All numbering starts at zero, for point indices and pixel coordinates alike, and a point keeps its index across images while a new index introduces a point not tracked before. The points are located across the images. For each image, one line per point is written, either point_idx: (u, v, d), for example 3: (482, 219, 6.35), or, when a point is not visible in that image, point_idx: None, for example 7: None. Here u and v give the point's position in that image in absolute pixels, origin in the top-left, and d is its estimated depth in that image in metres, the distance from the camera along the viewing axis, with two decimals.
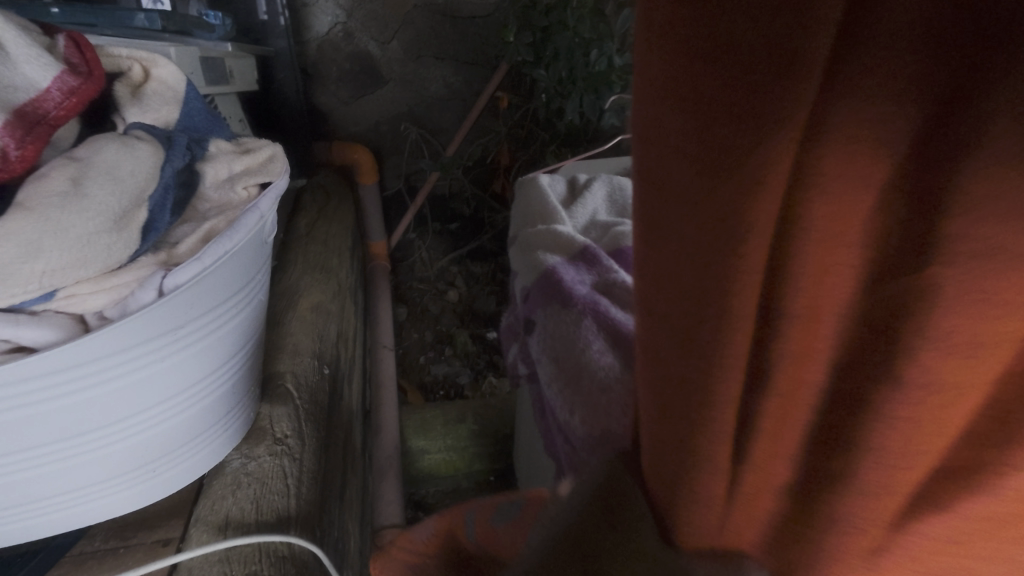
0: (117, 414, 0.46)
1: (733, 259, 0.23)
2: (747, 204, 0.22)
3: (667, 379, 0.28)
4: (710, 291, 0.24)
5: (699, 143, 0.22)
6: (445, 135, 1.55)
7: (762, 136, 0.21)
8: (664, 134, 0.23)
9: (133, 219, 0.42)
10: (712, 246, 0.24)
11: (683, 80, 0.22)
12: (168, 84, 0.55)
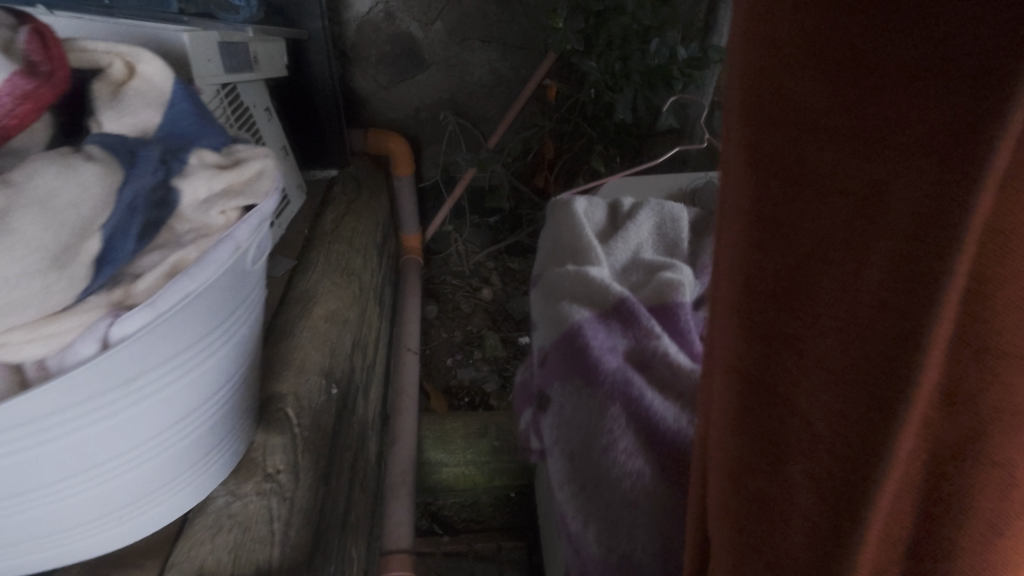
0: (71, 467, 0.41)
1: (856, 264, 0.25)
2: (858, 208, 0.24)
3: (771, 394, 0.30)
4: (828, 296, 0.26)
5: (801, 170, 0.26)
6: (488, 125, 1.45)
7: (865, 145, 0.24)
8: (773, 172, 0.28)
9: (77, 255, 0.36)
10: (830, 259, 0.26)
11: (778, 128, 0.27)
12: (153, 84, 0.48)
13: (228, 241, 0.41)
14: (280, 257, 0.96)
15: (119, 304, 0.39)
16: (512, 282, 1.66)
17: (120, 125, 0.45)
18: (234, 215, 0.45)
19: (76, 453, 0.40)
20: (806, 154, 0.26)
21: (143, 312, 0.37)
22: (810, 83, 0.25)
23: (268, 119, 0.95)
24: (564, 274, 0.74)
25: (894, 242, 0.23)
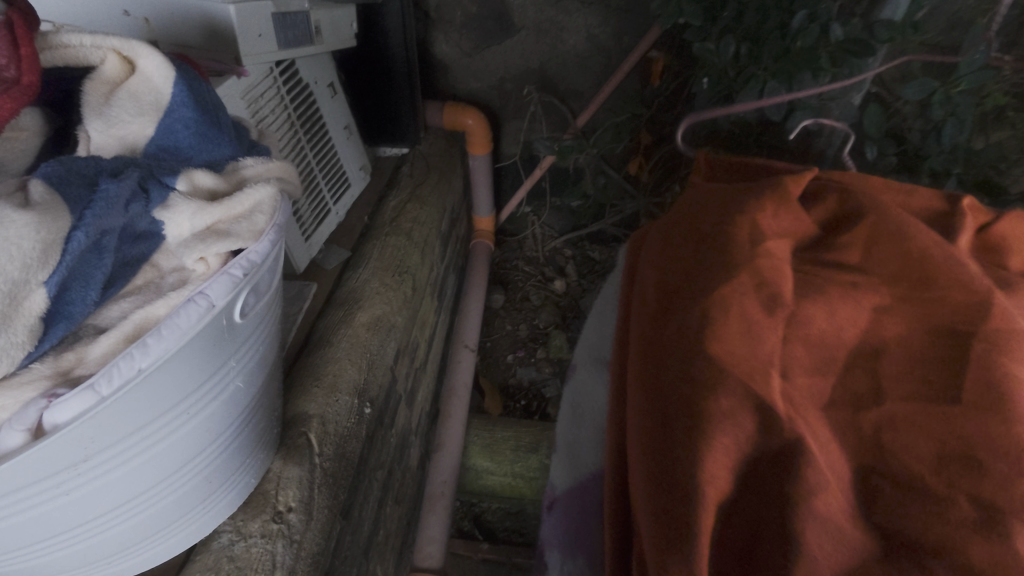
0: (28, 538, 0.36)
1: (684, 360, 0.51)
2: (676, 314, 0.55)
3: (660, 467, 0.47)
4: (675, 391, 0.50)
5: (659, 286, 0.61)
6: (579, 101, 1.28)
7: (681, 277, 0.59)
8: (660, 306, 0.59)
9: (13, 319, 0.29)
10: (669, 352, 0.53)
11: (661, 272, 0.62)
12: (153, 84, 0.40)
13: (198, 301, 0.34)
14: (335, 246, 0.90)
15: (68, 374, 0.32)
16: (588, 275, 1.54)
17: (106, 139, 0.39)
18: (220, 260, 0.37)
19: (28, 528, 0.35)
20: (666, 286, 0.60)
21: (81, 395, 0.30)
22: (663, 250, 0.66)
23: (331, 95, 0.88)
24: (585, 378, 0.75)
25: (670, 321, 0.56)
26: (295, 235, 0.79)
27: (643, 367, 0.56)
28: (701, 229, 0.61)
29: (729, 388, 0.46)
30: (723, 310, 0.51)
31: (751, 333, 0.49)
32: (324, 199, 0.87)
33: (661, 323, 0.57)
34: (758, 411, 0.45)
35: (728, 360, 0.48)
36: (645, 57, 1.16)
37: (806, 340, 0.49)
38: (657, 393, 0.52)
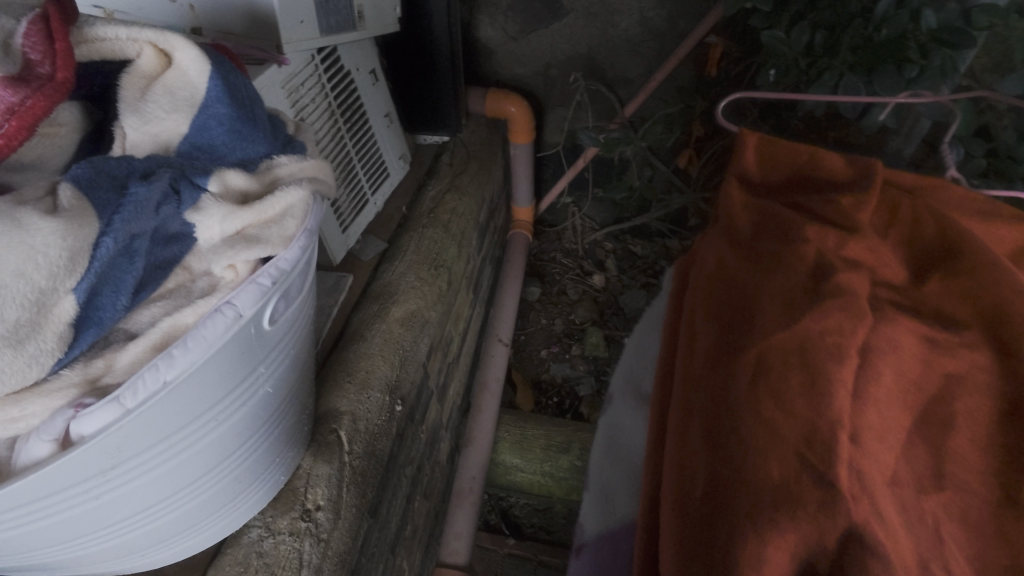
0: (60, 538, 0.37)
1: (737, 411, 0.52)
2: (732, 363, 0.56)
3: (704, 524, 0.48)
4: (727, 443, 0.51)
5: (716, 327, 0.62)
6: (628, 88, 1.22)
7: (739, 325, 0.60)
8: (715, 350, 0.59)
9: (43, 326, 0.29)
10: (722, 402, 0.55)
11: (717, 312, 0.63)
12: (188, 78, 0.39)
13: (226, 311, 0.32)
14: (372, 236, 0.89)
15: (97, 382, 0.32)
16: (629, 270, 1.50)
17: (139, 137, 0.37)
18: (250, 267, 0.35)
19: (65, 528, 0.36)
20: (723, 330, 0.60)
21: (109, 408, 0.29)
22: (721, 284, 0.65)
23: (373, 82, 0.86)
24: (620, 408, 0.74)
25: (726, 369, 0.57)
26: (333, 226, 0.79)
27: (694, 409, 0.57)
28: (761, 275, 0.63)
29: (782, 458, 0.45)
30: (783, 374, 0.50)
31: (813, 401, 0.47)
32: (363, 189, 0.86)
33: (716, 369, 0.58)
34: (811, 477, 0.44)
35: (783, 428, 0.47)
36: (702, 42, 1.09)
37: (876, 403, 0.47)
38: (707, 443, 0.53)
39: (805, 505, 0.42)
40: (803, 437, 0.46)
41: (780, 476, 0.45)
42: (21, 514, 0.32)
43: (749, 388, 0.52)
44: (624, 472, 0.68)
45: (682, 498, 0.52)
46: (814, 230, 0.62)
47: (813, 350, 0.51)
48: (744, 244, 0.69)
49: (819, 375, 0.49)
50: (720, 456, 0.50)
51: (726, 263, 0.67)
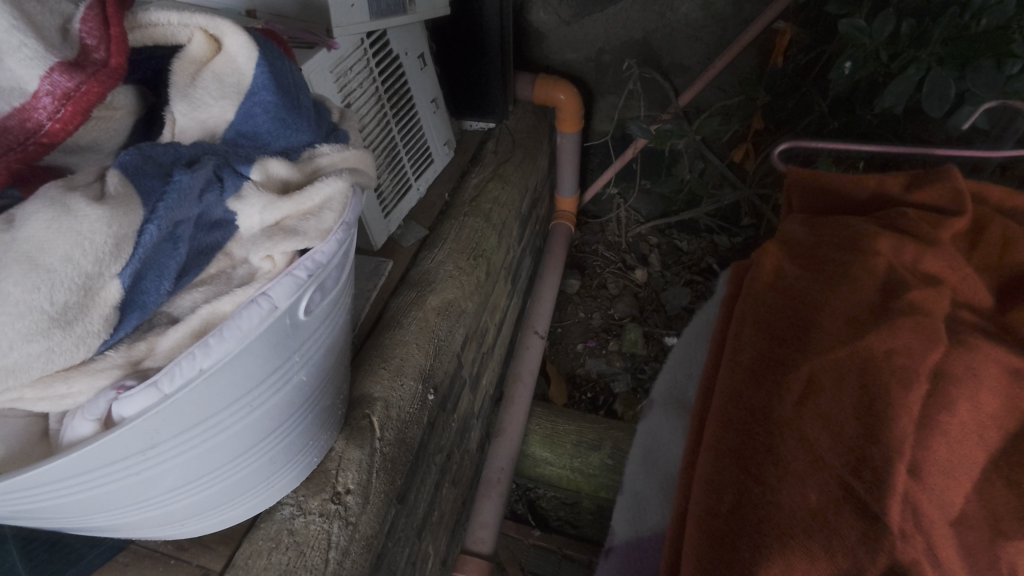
0: (102, 508, 0.38)
1: (786, 428, 0.52)
2: (785, 374, 0.55)
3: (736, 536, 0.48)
4: (770, 459, 0.51)
5: (769, 333, 0.60)
6: (684, 76, 1.17)
7: (796, 336, 0.58)
8: (764, 358, 0.58)
9: (89, 308, 0.30)
10: (768, 414, 0.54)
11: (770, 318, 0.61)
12: (235, 66, 0.39)
13: (260, 303, 0.32)
14: (414, 222, 0.89)
15: (139, 365, 0.33)
16: (673, 266, 1.45)
17: (187, 122, 0.38)
18: (288, 258, 0.35)
19: (101, 501, 0.37)
20: (775, 339, 0.59)
21: (146, 393, 0.30)
22: (778, 288, 0.63)
23: (421, 67, 0.85)
24: (658, 419, 0.71)
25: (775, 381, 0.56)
26: (375, 211, 0.79)
27: (736, 415, 0.56)
28: (824, 286, 0.60)
29: (827, 485, 0.47)
30: (836, 399, 0.51)
31: (866, 430, 0.48)
32: (406, 174, 0.86)
33: (764, 378, 0.57)
34: (856, 510, 0.45)
35: (832, 457, 0.48)
36: (769, 28, 1.02)
37: (949, 433, 0.49)
38: (747, 453, 0.53)
39: (842, 537, 0.44)
40: (855, 465, 0.47)
41: (824, 505, 0.46)
42: (55, 489, 0.33)
43: (795, 412, 0.52)
44: (657, 484, 0.65)
45: (705, 513, 0.51)
46: (884, 248, 0.61)
47: (873, 376, 0.51)
48: (807, 248, 0.66)
49: (879, 401, 0.49)
50: (761, 470, 0.51)
51: (784, 269, 0.65)
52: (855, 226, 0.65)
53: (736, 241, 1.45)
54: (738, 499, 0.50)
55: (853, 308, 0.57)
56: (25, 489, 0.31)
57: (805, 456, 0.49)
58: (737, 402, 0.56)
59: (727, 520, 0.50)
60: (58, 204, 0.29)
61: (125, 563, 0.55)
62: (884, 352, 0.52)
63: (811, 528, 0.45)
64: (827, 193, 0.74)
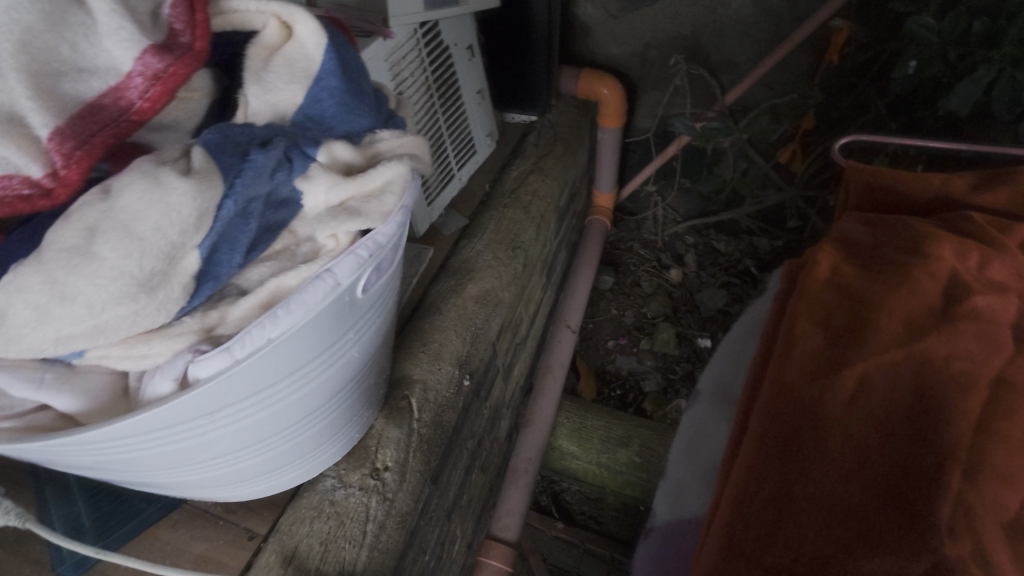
0: (164, 466, 0.41)
1: (836, 426, 0.51)
2: (837, 370, 0.54)
3: (779, 531, 0.48)
4: (818, 455, 0.50)
5: (821, 328, 0.58)
6: (732, 74, 1.15)
7: (850, 334, 0.57)
8: (816, 353, 0.57)
9: (171, 276, 0.32)
10: (818, 410, 0.52)
11: (822, 314, 0.59)
12: (306, 51, 0.40)
13: (325, 279, 0.34)
14: (455, 211, 0.91)
15: (211, 331, 0.35)
16: (709, 267, 1.43)
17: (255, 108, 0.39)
18: (350, 238, 0.37)
19: (176, 456, 0.40)
20: (827, 335, 0.58)
21: (219, 356, 0.32)
22: (832, 284, 0.61)
23: (470, 58, 0.86)
24: (703, 410, 0.72)
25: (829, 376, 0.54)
26: (419, 199, 0.81)
27: (785, 409, 0.54)
28: (882, 284, 0.59)
29: (874, 486, 0.47)
30: (888, 402, 0.51)
31: (920, 435, 0.49)
32: (450, 164, 0.88)
33: (816, 372, 0.55)
34: (906, 513, 0.45)
35: (881, 459, 0.48)
36: (824, 25, 1.00)
37: (1010, 440, 0.47)
38: (793, 449, 0.51)
39: (889, 539, 0.44)
40: (905, 469, 0.47)
41: (871, 506, 0.46)
42: (142, 441, 0.35)
43: (846, 411, 0.52)
44: (701, 469, 0.65)
45: (740, 498, 0.51)
46: (945, 251, 0.59)
47: (930, 381, 0.51)
48: (864, 247, 0.65)
49: (936, 407, 0.49)
50: (807, 467, 0.50)
51: (839, 265, 0.63)
52: (914, 228, 0.63)
53: (776, 244, 1.42)
54: (782, 494, 0.49)
55: (914, 308, 0.56)
56: (117, 439, 0.34)
57: (853, 457, 0.49)
58: (785, 397, 0.55)
59: (769, 516, 0.49)
60: (149, 178, 0.31)
61: (178, 521, 0.58)
62: (942, 357, 0.52)
63: (855, 527, 0.46)
64: (889, 190, 0.72)
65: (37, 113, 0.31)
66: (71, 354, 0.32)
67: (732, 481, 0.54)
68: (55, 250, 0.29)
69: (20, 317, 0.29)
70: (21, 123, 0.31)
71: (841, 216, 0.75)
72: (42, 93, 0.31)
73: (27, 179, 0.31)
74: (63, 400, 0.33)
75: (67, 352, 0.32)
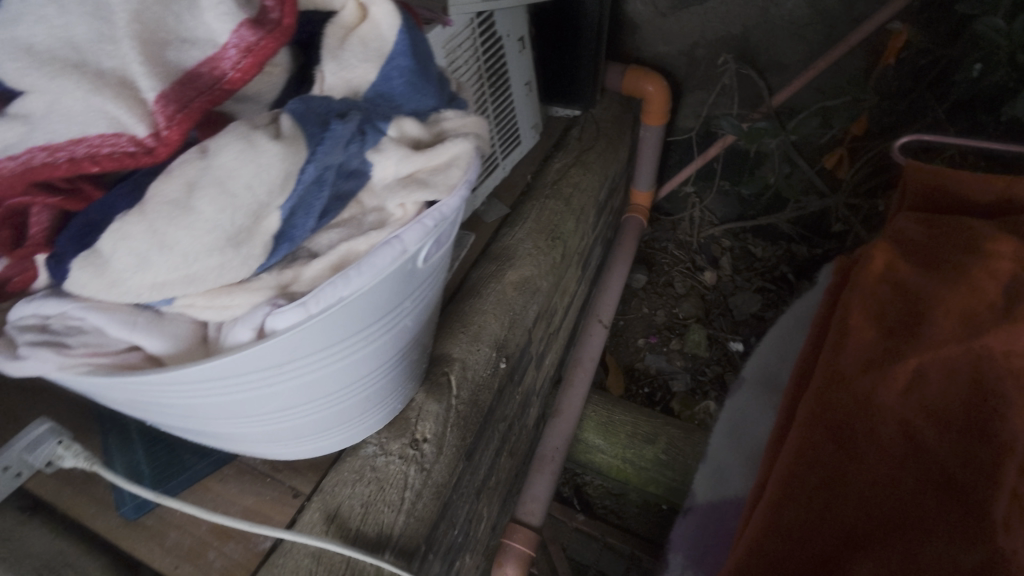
0: (232, 414, 0.44)
1: (891, 418, 0.57)
2: (893, 366, 0.59)
3: (831, 508, 0.54)
4: (872, 443, 0.56)
5: (877, 326, 0.64)
6: (781, 75, 1.14)
7: (906, 332, 0.62)
8: (871, 349, 0.62)
9: (255, 234, 0.34)
10: (872, 403, 0.58)
11: (879, 313, 0.65)
12: (380, 33, 0.43)
13: (394, 245, 0.36)
14: (496, 200, 0.93)
15: (284, 288, 0.37)
16: (745, 271, 1.42)
17: (331, 84, 0.41)
18: (415, 208, 0.39)
19: (241, 405, 0.43)
20: (884, 333, 0.63)
21: (295, 310, 0.34)
22: (889, 285, 0.66)
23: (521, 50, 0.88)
24: (749, 396, 0.80)
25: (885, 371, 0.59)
26: None
27: (839, 399, 0.60)
28: (941, 286, 0.63)
29: (928, 474, 0.53)
30: (943, 398, 0.57)
31: (974, 429, 0.54)
32: (495, 154, 0.89)
33: (871, 366, 0.61)
34: (958, 498, 0.51)
35: (936, 449, 0.54)
36: (881, 28, 0.97)
37: None
38: (846, 435, 0.57)
39: (942, 520, 0.50)
40: (959, 458, 0.53)
41: (925, 491, 0.52)
42: (216, 387, 0.38)
43: (902, 404, 0.57)
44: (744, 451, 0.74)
45: (794, 478, 0.57)
46: (1008, 253, 0.63)
47: (987, 380, 0.56)
48: (924, 247, 0.68)
49: (991, 404, 0.55)
50: (861, 453, 0.56)
51: (899, 266, 0.67)
52: (974, 227, 0.67)
53: (816, 253, 1.38)
54: (835, 475, 0.56)
55: (973, 309, 0.60)
56: (196, 383, 0.36)
57: (906, 446, 0.55)
58: (839, 388, 0.61)
59: (822, 494, 0.55)
60: (243, 141, 0.33)
61: (228, 475, 0.61)
62: (1000, 358, 0.57)
63: (909, 507, 0.52)
64: (947, 188, 0.73)
65: (145, 78, 0.34)
66: (161, 300, 0.35)
67: (782, 463, 0.59)
68: (157, 203, 0.32)
69: (124, 261, 0.33)
70: (131, 87, 0.34)
71: (894, 213, 0.77)
72: (150, 60, 0.34)
73: (133, 138, 0.34)
74: (152, 342, 0.36)
75: (158, 299, 0.35)
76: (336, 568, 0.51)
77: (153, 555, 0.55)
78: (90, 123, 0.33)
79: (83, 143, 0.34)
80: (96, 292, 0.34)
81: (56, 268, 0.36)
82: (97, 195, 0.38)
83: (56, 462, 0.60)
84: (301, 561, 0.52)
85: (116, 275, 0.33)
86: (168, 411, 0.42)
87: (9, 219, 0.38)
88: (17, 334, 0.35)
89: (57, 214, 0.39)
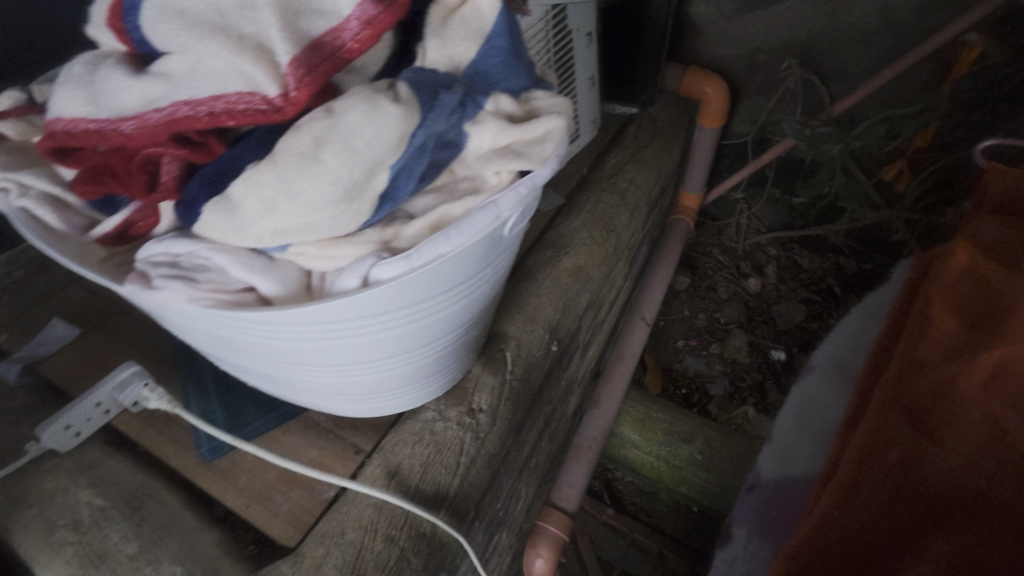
0: (320, 361, 0.47)
1: (975, 407, 0.54)
2: (978, 354, 0.57)
3: (906, 494, 0.51)
4: (951, 429, 0.54)
5: (962, 318, 0.61)
6: (843, 84, 1.13)
7: (996, 324, 0.59)
8: (952, 338, 0.60)
9: (366, 190, 0.37)
10: (952, 391, 0.56)
11: (963, 306, 0.62)
12: (480, 13, 0.45)
13: (490, 209, 0.38)
14: (552, 191, 0.95)
15: (386, 244, 0.40)
16: (790, 280, 1.40)
17: (433, 59, 0.44)
18: (509, 178, 0.41)
19: (329, 353, 0.46)
20: (972, 325, 0.61)
21: (399, 262, 0.37)
22: (971, 279, 0.65)
23: (588, 45, 0.90)
24: (818, 381, 0.80)
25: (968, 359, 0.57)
26: None
27: (915, 385, 0.58)
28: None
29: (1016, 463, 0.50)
30: None
31: None
32: None
33: (953, 355, 0.58)
34: None
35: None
36: (955, 40, 0.96)
37: None
38: (923, 422, 0.55)
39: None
40: None
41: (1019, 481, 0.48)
42: (314, 331, 0.41)
43: (985, 393, 0.55)
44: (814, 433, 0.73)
45: (865, 460, 0.54)
46: None
47: None
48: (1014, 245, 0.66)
49: None
50: (940, 438, 0.53)
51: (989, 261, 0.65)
52: None
53: (865, 267, 1.37)
54: (911, 459, 0.52)
55: None
56: (300, 324, 0.40)
57: (989, 434, 0.52)
58: (914, 375, 0.59)
59: (895, 479, 0.52)
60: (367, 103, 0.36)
61: (294, 429, 0.65)
62: None
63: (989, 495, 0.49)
64: None
65: (280, 43, 0.37)
66: (276, 247, 0.39)
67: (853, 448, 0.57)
68: (288, 154, 0.35)
69: (253, 207, 0.36)
70: (266, 50, 0.37)
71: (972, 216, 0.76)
72: (283, 27, 0.38)
73: (265, 97, 0.37)
74: (268, 285, 0.39)
75: (275, 245, 0.38)
76: (396, 520, 0.55)
77: (227, 494, 0.59)
78: (228, 82, 0.37)
79: (221, 100, 0.37)
80: (224, 234, 0.38)
81: (188, 211, 0.39)
82: (220, 150, 0.42)
83: (143, 402, 0.65)
84: (364, 510, 0.55)
85: (244, 219, 0.36)
86: (264, 352, 0.46)
87: (143, 167, 0.42)
88: (151, 267, 0.39)
89: (183, 166, 0.42)
